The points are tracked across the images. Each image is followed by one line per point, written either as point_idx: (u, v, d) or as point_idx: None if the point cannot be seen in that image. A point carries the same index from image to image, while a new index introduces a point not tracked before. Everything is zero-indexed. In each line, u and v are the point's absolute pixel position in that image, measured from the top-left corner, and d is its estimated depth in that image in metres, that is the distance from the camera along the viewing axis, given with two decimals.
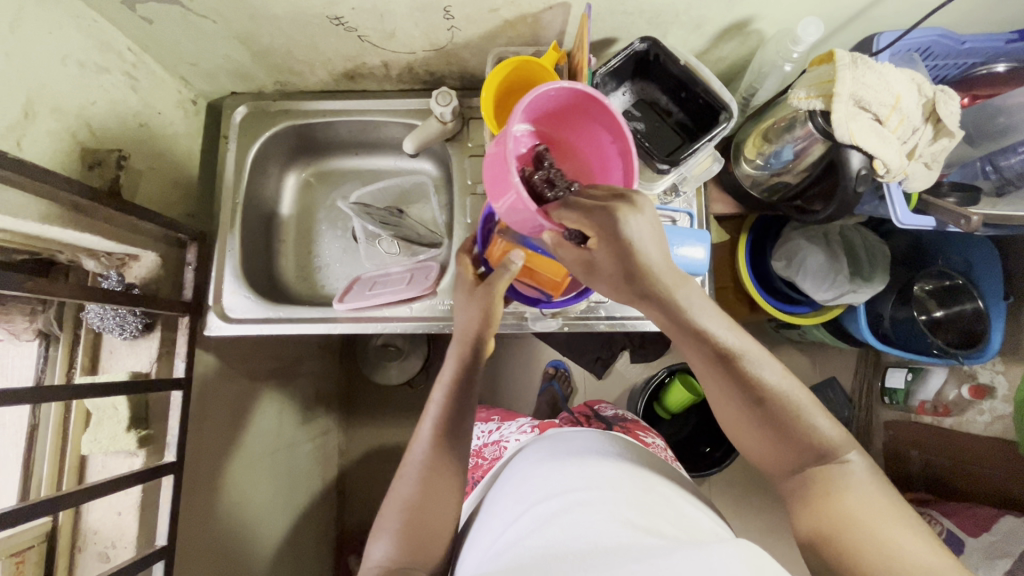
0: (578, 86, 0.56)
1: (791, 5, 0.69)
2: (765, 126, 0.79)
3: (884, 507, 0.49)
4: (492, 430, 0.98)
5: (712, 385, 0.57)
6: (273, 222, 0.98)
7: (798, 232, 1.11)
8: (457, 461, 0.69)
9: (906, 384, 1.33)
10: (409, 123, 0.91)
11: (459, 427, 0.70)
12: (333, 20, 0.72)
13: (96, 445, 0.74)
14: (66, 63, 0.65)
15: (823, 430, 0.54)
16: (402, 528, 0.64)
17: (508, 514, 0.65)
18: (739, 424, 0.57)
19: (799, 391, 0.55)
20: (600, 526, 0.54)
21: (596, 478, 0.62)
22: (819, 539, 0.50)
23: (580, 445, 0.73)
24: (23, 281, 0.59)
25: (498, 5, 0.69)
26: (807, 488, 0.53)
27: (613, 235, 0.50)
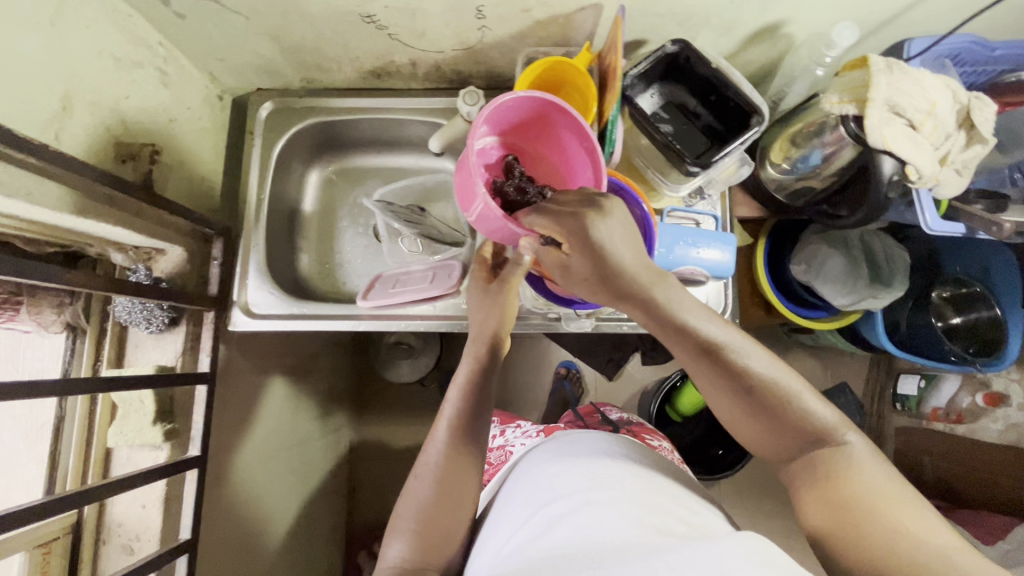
0: (527, 104, 0.67)
1: (825, 9, 0.69)
2: (793, 130, 0.79)
3: (888, 490, 0.48)
4: (496, 435, 0.98)
5: (699, 377, 0.57)
6: (295, 219, 0.98)
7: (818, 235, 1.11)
8: (472, 459, 0.68)
9: (918, 391, 1.30)
10: (434, 121, 0.91)
11: (477, 427, 0.70)
12: (365, 18, 0.72)
13: (122, 438, 0.74)
14: (102, 57, 0.65)
15: (817, 414, 0.53)
16: (418, 527, 0.62)
17: (513, 514, 0.63)
18: (731, 417, 0.56)
19: (787, 377, 0.54)
20: (610, 523, 0.52)
21: (605, 477, 0.61)
22: (825, 528, 0.49)
23: (586, 443, 0.72)
24: (63, 273, 0.60)
25: (531, 5, 0.69)
26: (807, 478, 0.52)
27: (582, 238, 0.54)
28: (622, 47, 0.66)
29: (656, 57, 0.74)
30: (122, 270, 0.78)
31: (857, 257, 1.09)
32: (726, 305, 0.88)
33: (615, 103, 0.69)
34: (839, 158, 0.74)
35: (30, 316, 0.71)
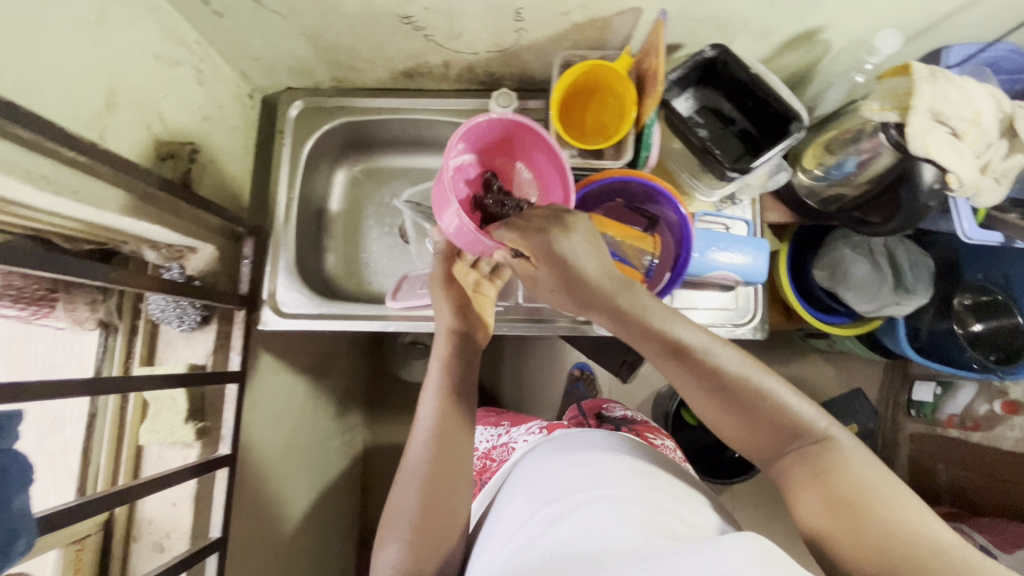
0: (502, 119, 0.66)
1: (866, 15, 0.69)
2: (828, 137, 0.78)
3: (872, 483, 0.49)
4: (501, 434, 0.98)
5: (674, 377, 0.58)
6: (322, 218, 0.98)
7: (842, 241, 1.11)
8: (457, 459, 0.66)
9: (934, 397, 1.32)
10: (464, 122, 0.91)
11: (459, 426, 0.69)
12: (403, 19, 0.72)
13: (154, 436, 0.75)
14: (144, 55, 0.65)
15: (796, 408, 0.54)
16: (410, 534, 0.61)
17: (513, 512, 0.63)
18: (710, 415, 0.57)
19: (761, 373, 0.55)
20: (611, 525, 0.52)
21: (603, 475, 0.61)
22: (820, 525, 0.50)
23: (580, 436, 0.71)
24: (104, 271, 0.60)
25: (571, 8, 0.69)
26: (792, 472, 0.53)
27: (546, 254, 0.56)
28: (663, 52, 0.66)
29: (693, 62, 0.74)
30: (155, 267, 0.78)
31: (882, 263, 1.07)
32: (755, 309, 0.88)
33: (654, 108, 0.69)
34: (875, 164, 0.73)
35: (65, 313, 0.71)
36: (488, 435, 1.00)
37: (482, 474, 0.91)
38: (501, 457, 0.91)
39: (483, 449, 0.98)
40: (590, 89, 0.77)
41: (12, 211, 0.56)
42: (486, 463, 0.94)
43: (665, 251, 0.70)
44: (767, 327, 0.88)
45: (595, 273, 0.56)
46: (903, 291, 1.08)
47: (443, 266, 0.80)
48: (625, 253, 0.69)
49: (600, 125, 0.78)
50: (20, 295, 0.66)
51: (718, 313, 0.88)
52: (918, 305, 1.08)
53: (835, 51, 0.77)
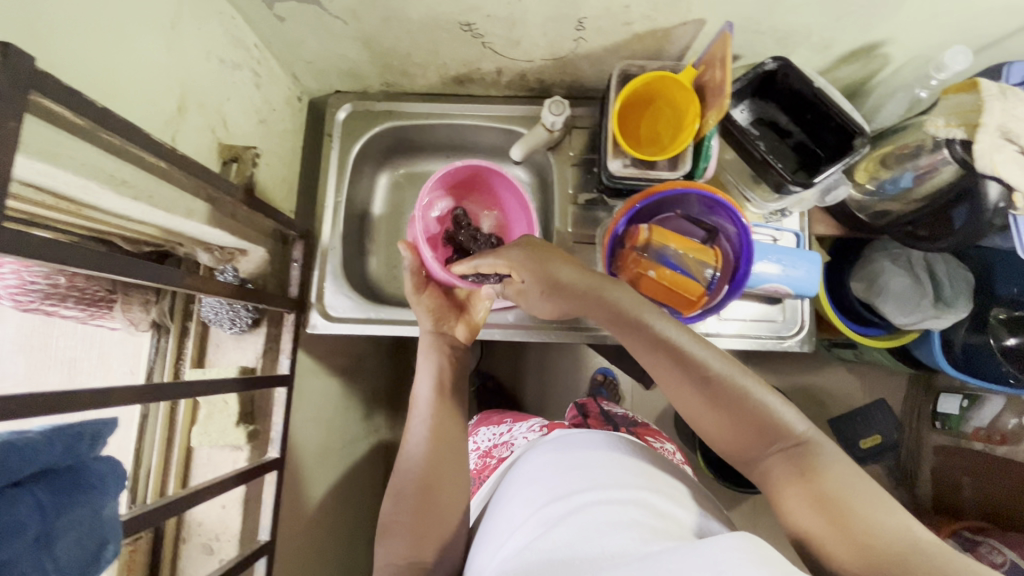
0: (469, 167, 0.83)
1: (930, 30, 0.69)
2: (883, 151, 0.78)
3: (857, 488, 0.48)
4: (503, 431, 0.91)
5: (658, 373, 0.57)
6: (365, 222, 0.97)
7: (882, 253, 1.10)
8: (449, 451, 0.74)
9: (959, 410, 1.27)
10: (511, 128, 0.91)
11: (450, 422, 0.77)
12: (464, 26, 0.72)
13: (206, 438, 0.75)
14: (211, 60, 0.65)
15: (779, 410, 0.53)
16: (404, 515, 0.69)
17: (511, 515, 0.61)
18: (692, 413, 0.56)
19: (742, 373, 0.55)
20: (606, 527, 0.49)
21: (602, 473, 0.58)
22: (812, 528, 0.48)
23: (572, 434, 0.68)
24: (184, 276, 0.58)
25: (634, 19, 0.69)
26: (776, 474, 0.52)
27: (526, 265, 0.64)
28: (730, 65, 0.65)
29: (753, 74, 0.73)
30: (208, 269, 0.77)
31: (922, 275, 1.04)
32: (802, 322, 0.87)
33: (717, 121, 0.69)
34: (934, 180, 0.73)
35: (122, 313, 0.71)
36: (489, 433, 0.94)
37: (483, 473, 0.85)
38: (501, 456, 0.84)
39: (484, 448, 0.91)
40: (646, 98, 0.77)
41: (88, 215, 0.56)
42: (486, 461, 0.88)
43: (725, 263, 0.70)
44: (813, 339, 0.88)
45: (571, 276, 0.61)
46: (942, 302, 1.05)
47: (412, 279, 0.82)
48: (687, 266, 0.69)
49: (654, 134, 0.78)
50: (82, 297, 0.66)
51: (766, 325, 0.87)
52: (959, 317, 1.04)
53: (893, 65, 0.77)
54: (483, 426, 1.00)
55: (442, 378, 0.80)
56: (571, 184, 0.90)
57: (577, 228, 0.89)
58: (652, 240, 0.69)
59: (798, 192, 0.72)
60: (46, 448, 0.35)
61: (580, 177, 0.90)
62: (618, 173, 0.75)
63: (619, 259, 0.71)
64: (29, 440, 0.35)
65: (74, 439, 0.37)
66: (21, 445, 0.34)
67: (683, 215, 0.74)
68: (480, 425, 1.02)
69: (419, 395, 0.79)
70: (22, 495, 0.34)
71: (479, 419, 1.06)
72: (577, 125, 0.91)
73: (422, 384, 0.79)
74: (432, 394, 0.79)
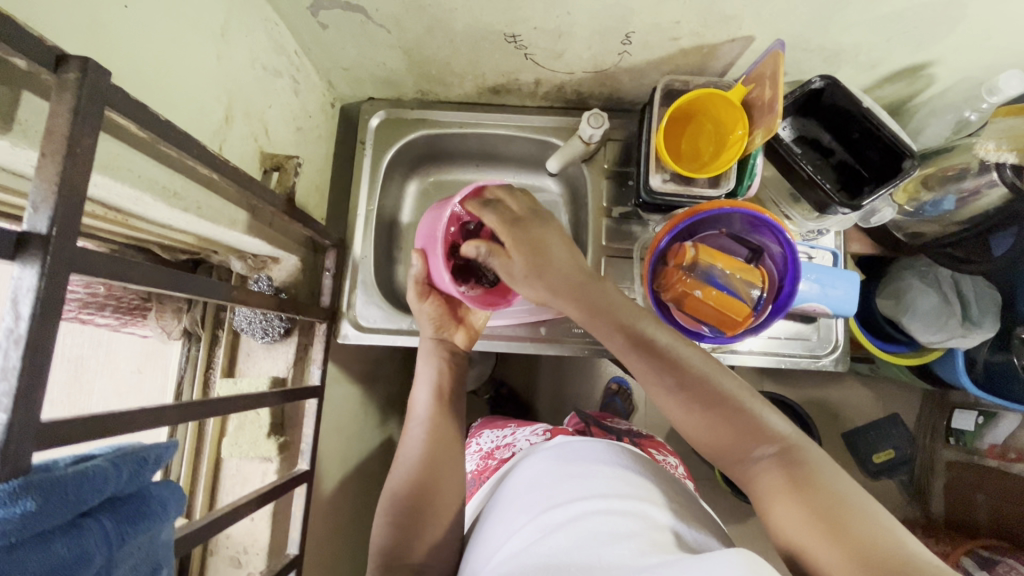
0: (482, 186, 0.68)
1: (981, 51, 0.68)
2: (925, 172, 0.77)
3: (840, 491, 0.47)
4: (506, 433, 0.87)
5: (643, 374, 0.58)
6: (393, 229, 0.95)
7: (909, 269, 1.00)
8: (446, 454, 0.73)
9: (975, 427, 1.14)
10: (545, 139, 0.90)
11: (445, 428, 0.75)
12: (509, 37, 0.71)
13: (237, 449, 0.74)
14: (256, 67, 0.64)
15: (766, 414, 0.54)
16: (400, 516, 0.68)
17: (507, 517, 0.60)
18: (678, 417, 0.57)
19: (729, 376, 0.57)
20: (606, 539, 0.48)
21: (604, 483, 0.56)
22: (799, 532, 0.46)
23: (573, 442, 0.66)
24: (230, 290, 0.54)
25: (682, 34, 0.68)
26: (765, 478, 0.51)
27: (523, 236, 0.60)
28: (782, 84, 0.65)
29: (799, 92, 0.73)
30: (241, 277, 0.76)
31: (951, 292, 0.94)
32: (837, 341, 0.86)
33: (765, 139, 0.68)
34: (981, 202, 0.74)
35: (156, 321, 0.72)
36: (493, 436, 0.90)
37: (481, 474, 0.81)
38: (504, 457, 0.79)
39: (485, 449, 0.87)
40: (687, 114, 0.76)
41: (134, 224, 0.55)
42: (486, 462, 0.83)
43: (771, 283, 0.71)
44: (848, 359, 0.87)
45: (564, 260, 0.59)
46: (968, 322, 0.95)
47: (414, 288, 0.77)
48: (733, 286, 0.70)
49: (694, 151, 0.77)
50: (119, 305, 0.66)
51: (800, 343, 0.86)
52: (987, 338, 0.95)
53: (938, 86, 0.76)
54: (485, 430, 0.95)
55: (440, 385, 0.76)
56: (606, 197, 0.88)
57: (612, 241, 0.88)
58: (699, 259, 0.71)
59: (847, 213, 0.72)
60: (115, 475, 0.34)
61: (614, 190, 0.88)
62: (658, 189, 0.74)
63: (661, 276, 0.72)
64: (99, 466, 0.33)
65: (139, 464, 0.36)
66: (92, 472, 0.33)
67: (726, 232, 0.74)
68: (484, 430, 0.97)
69: (416, 397, 0.76)
70: (91, 524, 0.33)
71: (480, 424, 1.00)
72: (611, 137, 0.89)
73: (422, 387, 0.76)
74: (430, 399, 0.75)
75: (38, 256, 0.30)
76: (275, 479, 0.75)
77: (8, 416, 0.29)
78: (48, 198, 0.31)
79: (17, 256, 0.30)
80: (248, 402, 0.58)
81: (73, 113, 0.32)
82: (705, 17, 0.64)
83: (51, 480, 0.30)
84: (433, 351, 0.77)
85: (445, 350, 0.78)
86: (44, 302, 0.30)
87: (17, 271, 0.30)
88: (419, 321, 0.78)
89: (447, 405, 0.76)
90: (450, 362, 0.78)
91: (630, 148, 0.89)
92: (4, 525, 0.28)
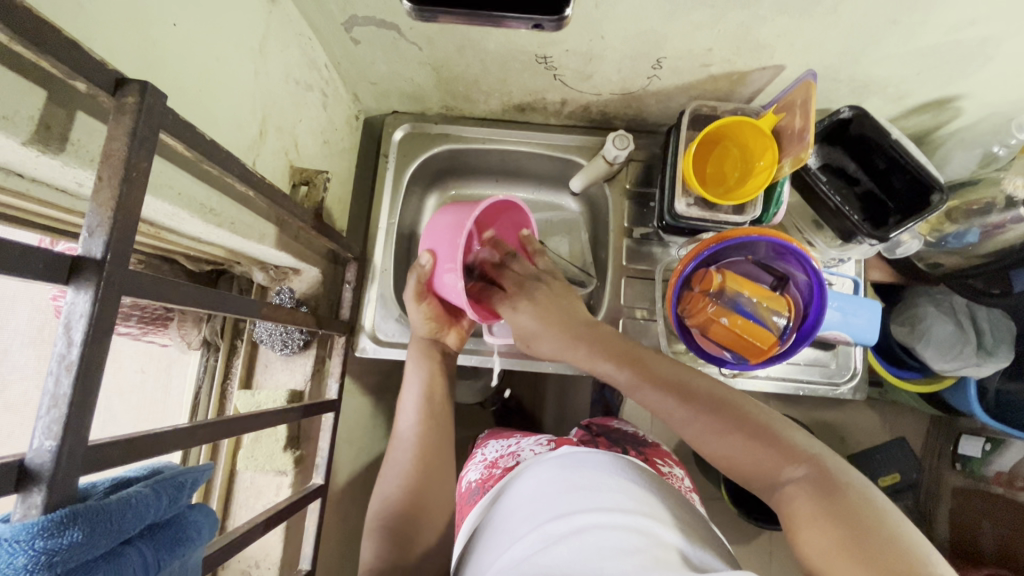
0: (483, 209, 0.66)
1: (1010, 87, 0.68)
2: (950, 206, 0.78)
3: (870, 509, 0.43)
4: (510, 443, 0.80)
5: (657, 401, 0.58)
6: (411, 242, 0.95)
7: (925, 295, 0.96)
8: (435, 463, 0.72)
9: (981, 454, 1.12)
10: (568, 158, 0.90)
11: (440, 435, 0.75)
12: (539, 59, 0.70)
13: (252, 462, 0.73)
14: (288, 81, 0.64)
15: (788, 432, 0.52)
16: (388, 525, 0.67)
17: (508, 527, 0.57)
18: (699, 440, 0.55)
19: (750, 401, 0.55)
20: (610, 553, 0.45)
21: (608, 497, 0.54)
22: (825, 559, 0.42)
23: (581, 453, 0.63)
24: (261, 305, 0.55)
25: (713, 61, 0.68)
26: (792, 501, 0.47)
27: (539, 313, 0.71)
28: (812, 115, 0.65)
29: (828, 122, 0.73)
30: (262, 288, 0.76)
31: (966, 320, 0.91)
32: (855, 369, 0.86)
33: (792, 169, 0.69)
34: (1004, 237, 0.75)
35: (177, 330, 0.72)
36: (498, 447, 0.81)
37: (483, 484, 0.72)
38: (508, 466, 0.72)
39: (485, 460, 0.79)
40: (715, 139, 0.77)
41: (165, 237, 0.54)
42: (491, 471, 0.74)
43: (797, 312, 0.71)
44: (865, 387, 0.87)
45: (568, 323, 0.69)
46: (982, 351, 0.91)
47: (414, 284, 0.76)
48: (759, 314, 0.72)
49: (720, 175, 0.78)
50: (143, 316, 0.67)
51: (818, 369, 0.86)
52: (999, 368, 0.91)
53: (965, 119, 0.76)
54: (490, 441, 0.87)
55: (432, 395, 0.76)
56: (627, 216, 0.88)
57: (632, 261, 0.87)
58: (725, 286, 0.72)
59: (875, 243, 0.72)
60: (156, 502, 0.34)
61: (635, 211, 0.88)
62: (682, 214, 0.74)
63: (686, 301, 0.73)
64: (140, 493, 0.34)
65: (177, 489, 0.37)
66: (135, 501, 0.33)
67: (753, 260, 0.74)
68: (489, 440, 0.89)
69: (404, 403, 0.76)
70: (132, 552, 0.33)
71: (486, 436, 0.93)
72: (634, 157, 0.89)
73: (410, 393, 0.76)
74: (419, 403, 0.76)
75: (93, 282, 0.30)
76: (290, 493, 0.74)
77: (58, 444, 0.29)
78: (104, 223, 0.31)
79: (72, 281, 0.30)
80: (271, 419, 0.58)
81: (131, 137, 0.32)
82: (737, 46, 0.64)
83: (98, 509, 0.30)
84: (424, 352, 0.78)
85: (437, 352, 0.79)
86: (96, 327, 0.30)
87: (72, 296, 0.30)
88: (411, 321, 0.78)
89: (433, 417, 0.75)
90: (442, 362, 0.79)
91: (652, 169, 0.89)
92: (54, 556, 0.28)
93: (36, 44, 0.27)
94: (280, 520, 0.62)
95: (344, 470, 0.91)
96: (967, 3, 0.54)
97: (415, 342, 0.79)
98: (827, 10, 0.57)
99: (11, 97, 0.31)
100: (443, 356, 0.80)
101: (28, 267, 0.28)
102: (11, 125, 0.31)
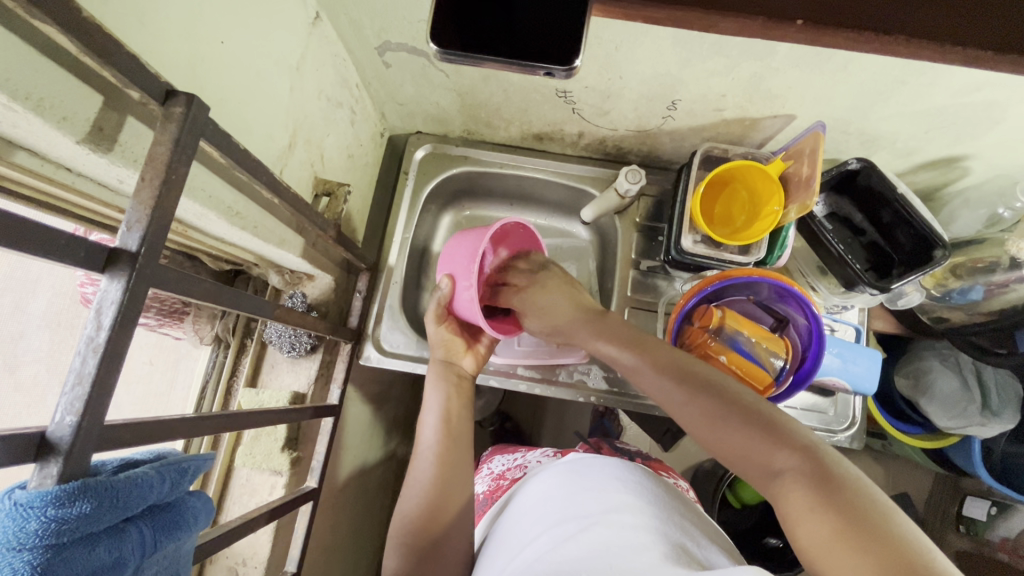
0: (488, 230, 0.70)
1: (1017, 150, 0.69)
2: (955, 261, 0.79)
3: (857, 502, 0.43)
4: (516, 456, 0.83)
5: (657, 389, 0.60)
6: (424, 257, 0.97)
7: (929, 350, 0.94)
8: (448, 476, 0.70)
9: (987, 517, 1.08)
10: (583, 188, 0.93)
11: (455, 449, 0.72)
12: (559, 92, 0.73)
13: (250, 459, 0.75)
14: (320, 98, 0.68)
15: (788, 424, 0.51)
16: (409, 543, 0.67)
17: (518, 529, 0.59)
18: (698, 427, 0.56)
19: (747, 393, 0.55)
20: (618, 548, 0.47)
21: (615, 499, 0.55)
22: (823, 550, 0.42)
23: (589, 458, 0.64)
24: (275, 307, 0.58)
25: (725, 107, 0.71)
26: (788, 491, 0.47)
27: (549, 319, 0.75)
28: (819, 163, 0.67)
29: (836, 172, 0.75)
30: (276, 290, 0.78)
31: (972, 377, 0.89)
32: (854, 418, 0.86)
33: (798, 215, 0.70)
34: (1006, 296, 0.76)
35: (191, 325, 0.74)
36: (505, 459, 0.85)
37: (493, 495, 0.77)
38: (517, 478, 0.76)
39: (495, 471, 0.83)
40: (723, 181, 0.79)
41: (192, 235, 0.57)
42: (498, 483, 0.79)
43: (796, 355, 0.73)
44: (863, 437, 0.87)
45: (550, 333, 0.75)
46: (987, 411, 0.89)
47: (434, 309, 0.78)
48: (756, 354, 0.73)
49: (727, 216, 0.79)
50: (162, 308, 0.68)
51: (815, 415, 0.86)
52: (1006, 429, 0.88)
53: (973, 178, 0.78)
54: (496, 456, 0.90)
55: (450, 408, 0.74)
56: (634, 248, 0.90)
57: (637, 292, 0.89)
58: (724, 323, 0.74)
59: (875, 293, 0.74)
60: (157, 483, 0.36)
61: (643, 244, 0.90)
62: (688, 249, 0.76)
63: (685, 335, 0.74)
64: (145, 475, 0.36)
65: (179, 474, 0.39)
66: (139, 481, 0.35)
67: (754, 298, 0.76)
68: (495, 455, 0.92)
69: (425, 421, 0.74)
70: (131, 530, 0.35)
71: (492, 452, 0.94)
72: (647, 193, 0.92)
73: (429, 414, 0.74)
74: (440, 423, 0.74)
75: (126, 271, 0.33)
76: (283, 493, 0.76)
77: (78, 419, 0.31)
78: (142, 219, 0.34)
79: (107, 270, 0.33)
80: (273, 417, 0.60)
81: (174, 143, 0.35)
82: (750, 94, 0.67)
83: (105, 484, 0.32)
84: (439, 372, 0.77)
85: (455, 374, 0.78)
86: (123, 313, 0.33)
87: (106, 284, 0.33)
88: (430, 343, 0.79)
89: (459, 431, 0.74)
90: (460, 386, 0.78)
91: (663, 204, 0.92)
92: (62, 525, 0.30)
93: (101, 57, 0.30)
94: (273, 517, 0.63)
95: (338, 477, 0.91)
96: (970, 72, 0.56)
97: (431, 366, 0.78)
98: (836, 66, 0.59)
99: (72, 102, 0.34)
100: (459, 379, 0.78)
101: (70, 252, 0.30)
102: (70, 125, 0.34)
